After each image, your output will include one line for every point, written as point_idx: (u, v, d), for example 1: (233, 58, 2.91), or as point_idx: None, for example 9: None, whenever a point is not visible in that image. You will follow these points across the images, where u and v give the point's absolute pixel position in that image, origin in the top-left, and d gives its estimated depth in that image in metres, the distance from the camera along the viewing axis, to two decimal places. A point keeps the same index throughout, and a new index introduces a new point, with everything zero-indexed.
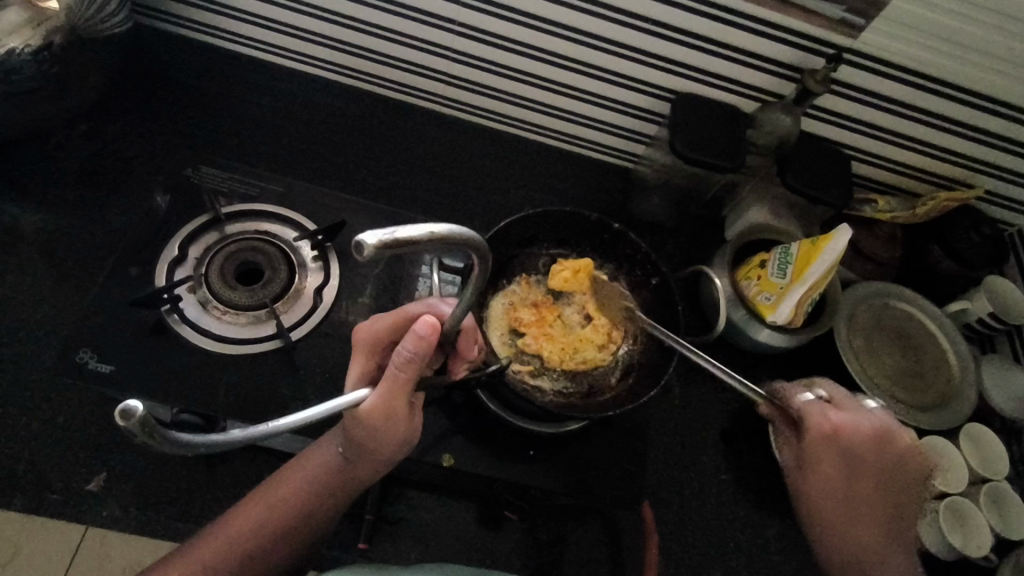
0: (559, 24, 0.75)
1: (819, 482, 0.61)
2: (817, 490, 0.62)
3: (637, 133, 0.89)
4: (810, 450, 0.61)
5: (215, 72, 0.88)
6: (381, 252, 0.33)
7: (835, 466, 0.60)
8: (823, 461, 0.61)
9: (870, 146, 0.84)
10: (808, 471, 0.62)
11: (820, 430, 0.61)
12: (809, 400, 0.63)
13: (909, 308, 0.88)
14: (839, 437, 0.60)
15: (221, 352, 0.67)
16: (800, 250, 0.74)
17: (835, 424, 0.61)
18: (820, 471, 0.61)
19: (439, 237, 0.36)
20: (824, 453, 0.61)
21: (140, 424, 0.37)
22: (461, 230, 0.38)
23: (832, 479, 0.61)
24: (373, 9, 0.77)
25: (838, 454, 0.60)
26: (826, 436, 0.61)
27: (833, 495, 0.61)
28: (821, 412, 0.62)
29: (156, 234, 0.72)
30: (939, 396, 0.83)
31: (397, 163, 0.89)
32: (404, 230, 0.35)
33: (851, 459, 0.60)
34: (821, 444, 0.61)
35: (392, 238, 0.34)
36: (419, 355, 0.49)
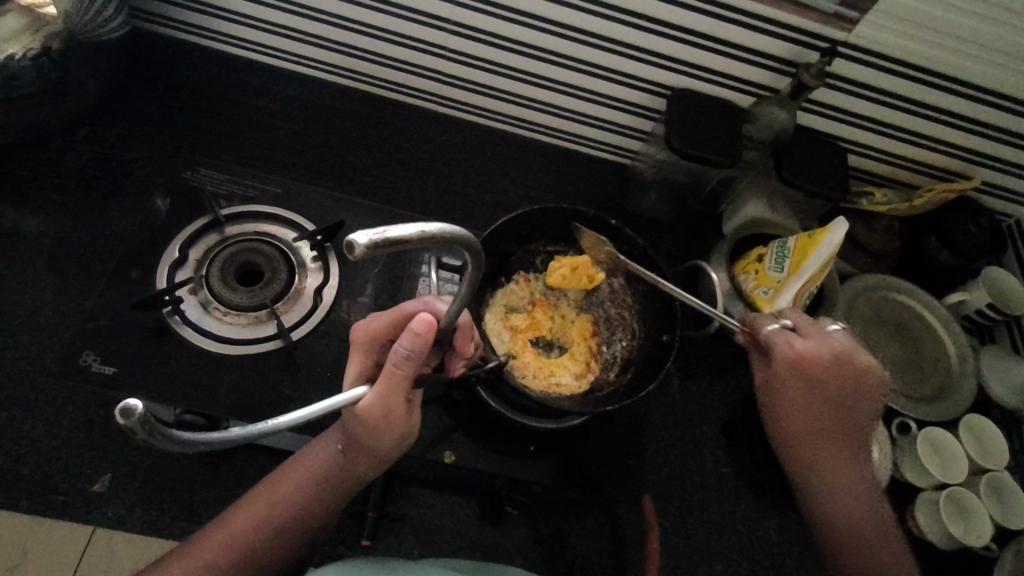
0: (554, 22, 0.75)
1: (786, 403, 0.61)
2: (781, 408, 0.62)
3: (634, 129, 0.90)
4: (779, 373, 0.61)
5: (212, 75, 0.88)
6: (373, 251, 0.34)
7: (797, 392, 0.60)
8: (792, 387, 0.60)
9: (867, 139, 0.85)
10: (775, 393, 0.62)
11: (783, 356, 0.60)
12: (774, 330, 0.62)
13: (908, 301, 0.88)
14: (803, 364, 0.60)
15: (224, 353, 0.68)
16: (797, 244, 0.75)
17: (800, 351, 0.60)
18: (783, 393, 0.61)
19: (429, 237, 0.36)
20: (787, 378, 0.60)
21: (140, 422, 0.36)
22: (453, 229, 0.38)
23: (793, 399, 0.61)
24: (368, 10, 0.77)
25: (803, 380, 0.60)
26: (790, 360, 0.60)
27: (794, 414, 0.61)
28: (786, 340, 0.61)
29: (157, 236, 0.73)
30: (937, 387, 0.84)
31: (396, 163, 0.90)
32: (394, 229, 0.35)
33: (814, 387, 0.60)
34: (787, 369, 0.60)
35: (382, 238, 0.34)
36: (416, 352, 0.49)
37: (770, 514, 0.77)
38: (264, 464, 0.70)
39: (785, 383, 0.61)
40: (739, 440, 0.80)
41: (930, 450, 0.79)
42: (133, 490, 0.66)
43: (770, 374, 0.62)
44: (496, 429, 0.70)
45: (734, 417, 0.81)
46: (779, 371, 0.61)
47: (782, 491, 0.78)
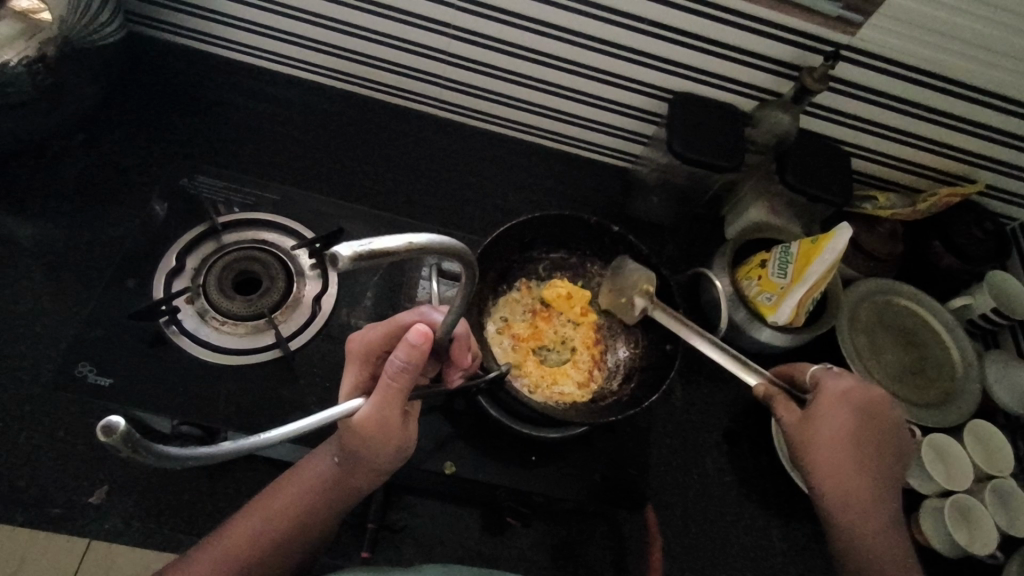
0: (556, 26, 0.74)
1: (831, 437, 0.58)
2: (817, 444, 0.58)
3: (635, 133, 0.89)
4: (823, 404, 0.59)
5: (210, 81, 0.88)
6: (357, 263, 0.33)
7: (843, 425, 0.58)
8: (843, 418, 0.58)
9: (869, 143, 0.84)
10: (818, 426, 0.58)
11: (833, 387, 0.59)
12: (823, 368, 0.61)
13: (912, 306, 0.87)
14: (853, 395, 0.58)
15: (221, 363, 0.67)
16: (800, 250, 0.74)
17: (848, 385, 0.59)
18: (829, 426, 0.58)
19: (416, 248, 0.35)
20: (833, 409, 0.58)
21: (123, 439, 0.35)
22: (443, 240, 0.37)
23: (840, 434, 0.58)
24: (367, 15, 0.77)
25: (850, 412, 0.58)
26: (839, 392, 0.59)
27: (835, 450, 0.58)
28: (836, 374, 0.60)
29: (154, 244, 0.72)
30: (942, 393, 0.83)
31: (395, 168, 0.89)
32: (379, 241, 0.34)
33: (859, 423, 0.58)
34: (834, 400, 0.58)
35: (366, 250, 0.33)
36: (412, 365, 0.49)
37: (773, 523, 0.76)
38: (264, 475, 0.69)
39: (830, 413, 0.58)
40: (741, 448, 0.79)
41: (934, 457, 0.78)
42: (130, 502, 0.65)
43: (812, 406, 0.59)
44: (497, 438, 0.70)
45: (736, 424, 0.81)
46: (825, 402, 0.59)
47: (785, 499, 0.77)
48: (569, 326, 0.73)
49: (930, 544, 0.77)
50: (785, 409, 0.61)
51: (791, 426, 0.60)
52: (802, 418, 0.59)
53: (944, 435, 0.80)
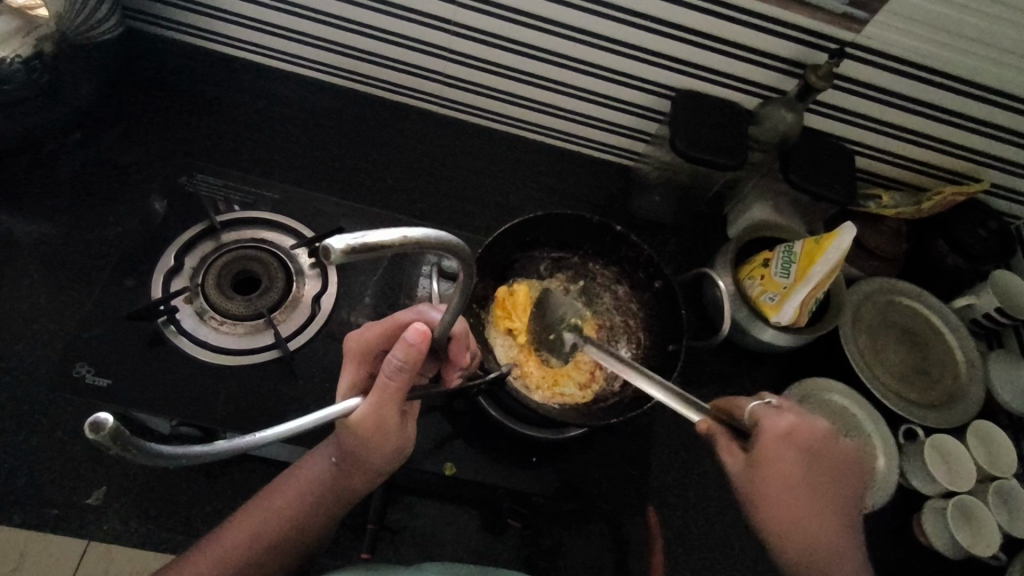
0: (557, 22, 0.73)
1: (776, 484, 0.53)
2: (763, 489, 0.54)
3: (637, 130, 0.88)
4: (766, 450, 0.53)
5: (209, 77, 0.87)
6: (349, 257, 0.32)
7: (788, 470, 0.53)
8: (786, 462, 0.53)
9: (873, 141, 0.83)
10: (764, 474, 0.53)
11: (775, 431, 0.53)
12: (759, 404, 0.55)
13: (914, 305, 0.87)
14: (793, 439, 0.53)
15: (220, 363, 0.67)
16: (802, 249, 0.74)
17: (791, 424, 0.54)
18: (774, 474, 0.53)
19: (412, 242, 0.35)
20: (779, 455, 0.53)
21: (111, 436, 0.35)
22: (440, 234, 0.37)
23: (786, 479, 0.53)
24: (367, 11, 0.76)
25: (794, 456, 0.53)
26: (783, 437, 0.53)
27: (782, 494, 0.54)
28: (777, 414, 0.54)
29: (152, 243, 0.72)
30: (944, 393, 0.83)
31: (396, 166, 0.88)
32: (374, 233, 0.33)
33: (805, 464, 0.54)
34: (776, 445, 0.53)
35: (361, 242, 0.32)
36: (409, 364, 0.48)
37: None
38: (262, 475, 0.69)
39: (774, 462, 0.53)
40: None
41: (936, 457, 0.78)
42: (128, 502, 0.65)
43: (755, 453, 0.54)
44: (497, 439, 0.69)
45: None
46: (768, 448, 0.53)
47: None
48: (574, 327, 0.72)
49: (931, 545, 0.77)
50: (728, 452, 0.56)
51: (736, 470, 0.55)
52: (750, 466, 0.54)
53: (947, 435, 0.79)
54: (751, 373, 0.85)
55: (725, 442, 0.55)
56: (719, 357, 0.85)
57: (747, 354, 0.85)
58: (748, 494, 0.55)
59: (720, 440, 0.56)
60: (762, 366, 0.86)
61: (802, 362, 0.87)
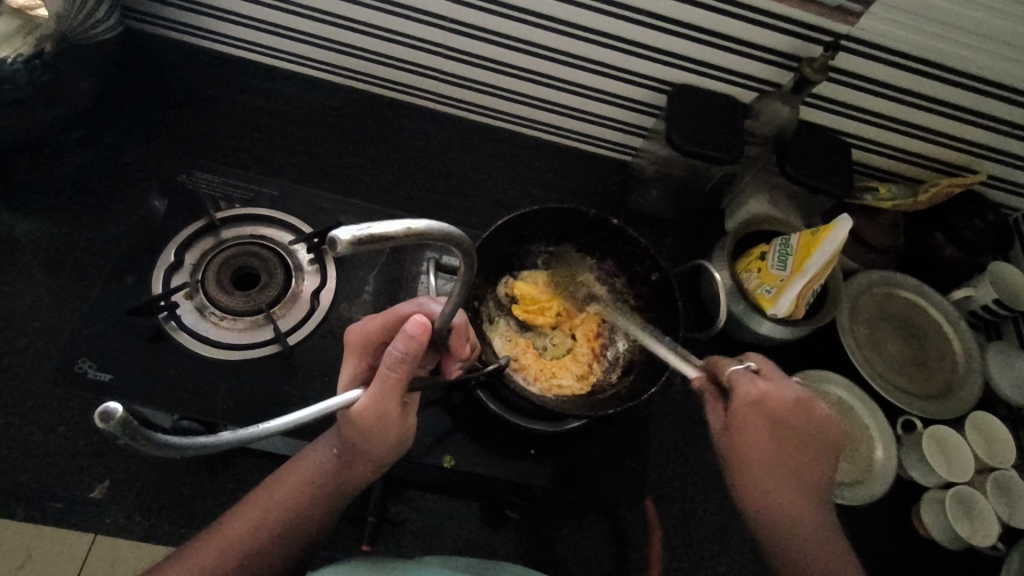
0: (554, 18, 0.74)
1: (750, 446, 0.56)
2: (734, 450, 0.57)
3: (635, 125, 0.88)
4: (736, 413, 0.56)
5: (208, 76, 0.88)
6: (355, 248, 0.33)
7: (758, 434, 0.56)
8: (753, 426, 0.56)
9: (870, 133, 0.83)
10: (734, 435, 0.57)
11: (746, 396, 0.56)
12: (737, 368, 0.59)
13: (913, 298, 0.87)
14: (764, 404, 0.56)
15: (220, 358, 0.67)
16: (800, 241, 0.74)
17: (762, 390, 0.56)
18: (746, 438, 0.56)
19: (416, 234, 0.35)
20: (746, 419, 0.56)
21: (121, 425, 0.35)
22: (443, 226, 0.37)
23: (756, 444, 0.56)
24: (364, 8, 0.77)
25: (766, 421, 0.56)
26: (753, 401, 0.56)
27: (752, 460, 0.56)
28: (750, 380, 0.57)
29: (153, 240, 0.72)
30: (943, 385, 0.83)
31: (393, 162, 0.89)
32: (380, 225, 0.34)
33: (774, 429, 0.56)
34: (749, 408, 0.56)
35: (366, 234, 0.33)
36: (410, 355, 0.49)
37: None
38: (264, 470, 0.69)
39: (742, 425, 0.56)
40: None
41: (936, 449, 0.78)
42: (130, 497, 0.66)
43: (732, 416, 0.57)
44: (497, 432, 0.70)
45: None
46: (737, 412, 0.56)
47: None
48: (569, 335, 0.73)
49: (930, 535, 0.78)
50: (715, 412, 0.59)
51: (717, 431, 0.58)
52: (726, 427, 0.57)
53: (945, 426, 0.79)
54: None
55: (712, 400, 0.60)
56: (717, 350, 0.85)
57: (745, 347, 0.86)
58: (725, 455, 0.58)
59: (707, 401, 0.60)
60: (760, 359, 0.86)
61: (800, 354, 0.87)
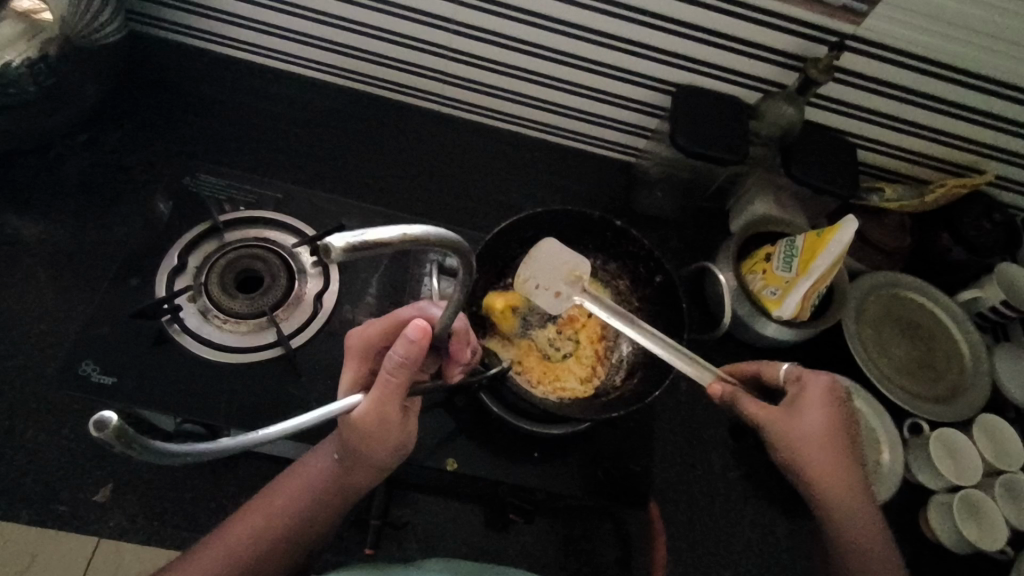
0: (557, 19, 0.74)
1: (828, 433, 0.56)
2: (808, 442, 0.56)
3: (638, 126, 0.88)
4: (811, 402, 0.57)
5: (212, 78, 0.88)
6: (350, 254, 0.32)
7: (833, 421, 0.57)
8: (829, 414, 0.57)
9: (875, 134, 0.83)
10: (809, 423, 0.56)
11: (819, 385, 0.58)
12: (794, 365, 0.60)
13: (919, 299, 0.87)
14: (834, 394, 0.58)
15: (223, 361, 0.67)
16: (804, 243, 0.74)
17: (831, 381, 0.59)
18: (823, 425, 0.56)
19: (412, 239, 0.35)
20: (823, 407, 0.57)
21: (116, 433, 0.35)
22: (438, 231, 0.37)
23: (832, 433, 0.57)
24: (367, 11, 0.77)
25: (837, 409, 0.58)
26: (826, 391, 0.58)
27: (828, 449, 0.56)
28: (817, 372, 0.59)
29: (156, 243, 0.72)
30: (950, 387, 0.82)
31: (396, 164, 0.89)
32: (374, 231, 0.34)
33: (844, 418, 0.58)
34: (822, 397, 0.57)
35: (361, 240, 0.33)
36: (410, 359, 0.48)
37: (778, 518, 0.76)
38: (267, 472, 0.69)
39: (819, 412, 0.57)
40: (746, 442, 0.79)
41: (943, 451, 0.77)
42: (133, 500, 0.66)
43: (804, 408, 0.57)
44: (500, 435, 0.70)
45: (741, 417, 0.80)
46: (813, 400, 0.57)
47: (790, 494, 0.77)
48: (572, 341, 0.71)
49: (937, 539, 0.77)
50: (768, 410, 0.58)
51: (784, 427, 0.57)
52: (796, 420, 0.57)
53: (953, 429, 0.79)
54: None
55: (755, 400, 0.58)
56: (721, 352, 0.85)
57: (749, 349, 0.85)
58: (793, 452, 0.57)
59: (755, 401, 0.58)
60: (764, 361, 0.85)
61: (805, 357, 0.87)
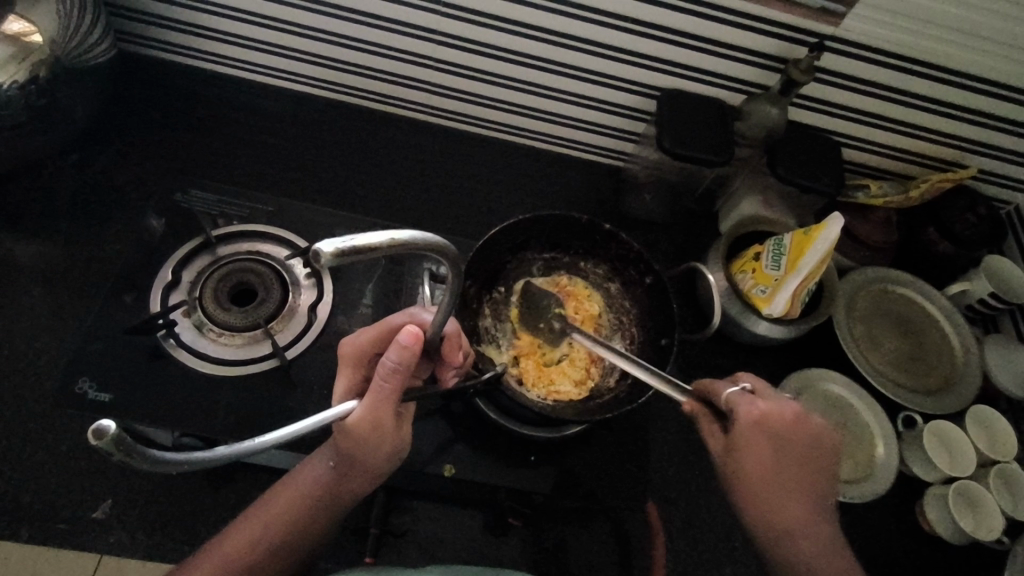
0: (540, 28, 0.75)
1: (757, 465, 0.56)
2: (740, 471, 0.56)
3: (625, 131, 0.89)
4: (742, 436, 0.55)
5: (202, 95, 0.89)
6: (339, 260, 0.33)
7: (766, 453, 0.55)
8: (755, 448, 0.55)
9: (859, 132, 0.84)
10: (738, 453, 0.56)
11: (747, 417, 0.56)
12: (733, 390, 0.58)
13: (908, 293, 0.88)
14: (765, 426, 0.55)
15: (219, 374, 0.68)
16: (793, 241, 0.74)
17: (761, 410, 0.56)
18: (749, 458, 0.55)
19: (400, 244, 0.36)
20: (751, 440, 0.55)
21: (114, 441, 0.35)
22: (426, 236, 0.37)
23: (761, 465, 0.56)
24: (354, 24, 0.78)
25: (769, 440, 0.55)
26: (752, 424, 0.55)
27: (758, 478, 0.56)
28: (748, 400, 0.56)
29: (150, 259, 0.73)
30: (941, 379, 0.83)
31: (386, 174, 0.90)
32: (362, 237, 0.34)
33: (776, 448, 0.55)
34: (751, 431, 0.55)
35: (350, 245, 0.33)
36: (404, 365, 0.49)
37: None
38: (266, 483, 0.70)
39: (750, 447, 0.55)
40: None
41: (936, 443, 0.78)
42: (132, 516, 0.66)
43: (734, 440, 0.56)
44: (498, 440, 0.70)
45: None
46: (742, 434, 0.55)
47: None
48: (566, 342, 0.71)
49: (933, 532, 0.77)
50: (711, 437, 0.58)
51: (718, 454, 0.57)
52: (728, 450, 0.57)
53: (946, 421, 0.79)
54: (747, 367, 0.86)
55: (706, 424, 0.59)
56: (714, 352, 0.86)
57: (742, 349, 0.86)
58: (728, 479, 0.58)
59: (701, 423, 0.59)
60: (758, 360, 0.86)
61: (798, 354, 0.87)
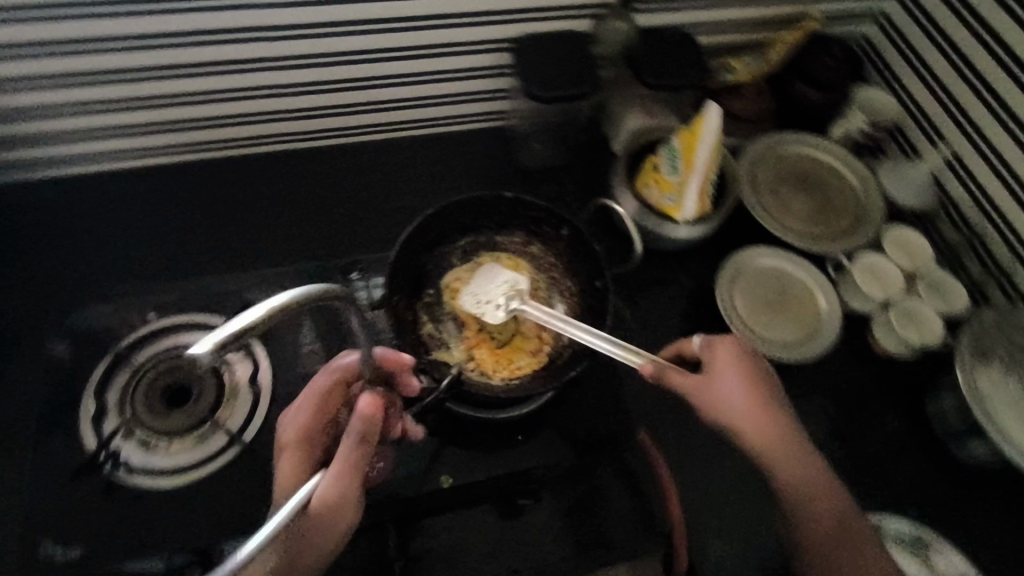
0: (369, 20, 0.73)
1: (733, 389, 0.64)
2: (720, 399, 0.64)
3: (492, 91, 0.88)
4: (718, 364, 0.65)
5: (51, 203, 0.82)
6: (221, 351, 0.34)
7: (740, 378, 0.64)
8: (730, 373, 0.65)
9: (702, 17, 0.86)
10: (716, 382, 0.64)
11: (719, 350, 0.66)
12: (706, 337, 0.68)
13: (799, 150, 0.92)
14: (734, 355, 0.66)
15: (183, 483, 0.65)
16: (680, 143, 0.78)
17: (731, 343, 0.67)
18: (727, 382, 0.64)
19: (280, 309, 0.36)
20: (726, 367, 0.65)
21: None
22: (303, 291, 0.39)
23: (737, 390, 0.64)
24: (182, 78, 0.73)
25: (739, 368, 0.65)
26: (725, 353, 0.66)
27: (737, 403, 0.63)
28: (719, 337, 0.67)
29: (65, 394, 0.68)
30: (853, 216, 0.88)
31: (275, 216, 0.85)
32: (236, 318, 0.35)
33: (748, 375, 0.65)
34: (724, 360, 0.65)
35: (225, 335, 0.34)
36: (370, 433, 0.51)
37: None
38: None
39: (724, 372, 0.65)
40: None
41: (867, 275, 0.84)
42: None
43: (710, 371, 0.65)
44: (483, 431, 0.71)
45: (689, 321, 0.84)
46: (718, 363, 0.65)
47: None
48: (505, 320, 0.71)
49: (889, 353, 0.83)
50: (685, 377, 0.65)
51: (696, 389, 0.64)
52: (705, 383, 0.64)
53: (867, 253, 0.85)
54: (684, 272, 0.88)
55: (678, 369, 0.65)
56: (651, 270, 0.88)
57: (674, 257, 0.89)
58: (710, 412, 0.64)
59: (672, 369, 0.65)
60: (691, 261, 0.89)
61: (724, 242, 0.91)
